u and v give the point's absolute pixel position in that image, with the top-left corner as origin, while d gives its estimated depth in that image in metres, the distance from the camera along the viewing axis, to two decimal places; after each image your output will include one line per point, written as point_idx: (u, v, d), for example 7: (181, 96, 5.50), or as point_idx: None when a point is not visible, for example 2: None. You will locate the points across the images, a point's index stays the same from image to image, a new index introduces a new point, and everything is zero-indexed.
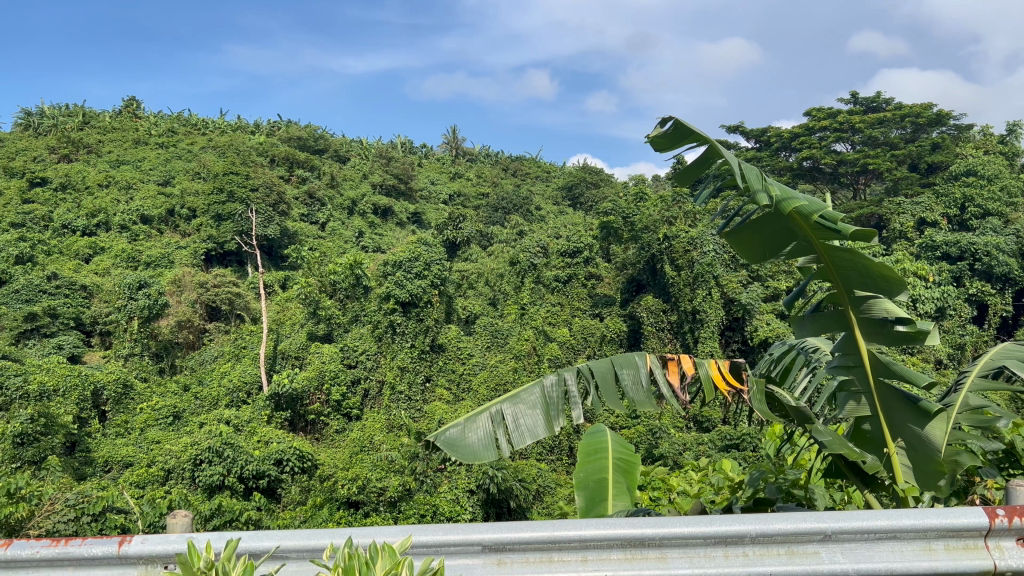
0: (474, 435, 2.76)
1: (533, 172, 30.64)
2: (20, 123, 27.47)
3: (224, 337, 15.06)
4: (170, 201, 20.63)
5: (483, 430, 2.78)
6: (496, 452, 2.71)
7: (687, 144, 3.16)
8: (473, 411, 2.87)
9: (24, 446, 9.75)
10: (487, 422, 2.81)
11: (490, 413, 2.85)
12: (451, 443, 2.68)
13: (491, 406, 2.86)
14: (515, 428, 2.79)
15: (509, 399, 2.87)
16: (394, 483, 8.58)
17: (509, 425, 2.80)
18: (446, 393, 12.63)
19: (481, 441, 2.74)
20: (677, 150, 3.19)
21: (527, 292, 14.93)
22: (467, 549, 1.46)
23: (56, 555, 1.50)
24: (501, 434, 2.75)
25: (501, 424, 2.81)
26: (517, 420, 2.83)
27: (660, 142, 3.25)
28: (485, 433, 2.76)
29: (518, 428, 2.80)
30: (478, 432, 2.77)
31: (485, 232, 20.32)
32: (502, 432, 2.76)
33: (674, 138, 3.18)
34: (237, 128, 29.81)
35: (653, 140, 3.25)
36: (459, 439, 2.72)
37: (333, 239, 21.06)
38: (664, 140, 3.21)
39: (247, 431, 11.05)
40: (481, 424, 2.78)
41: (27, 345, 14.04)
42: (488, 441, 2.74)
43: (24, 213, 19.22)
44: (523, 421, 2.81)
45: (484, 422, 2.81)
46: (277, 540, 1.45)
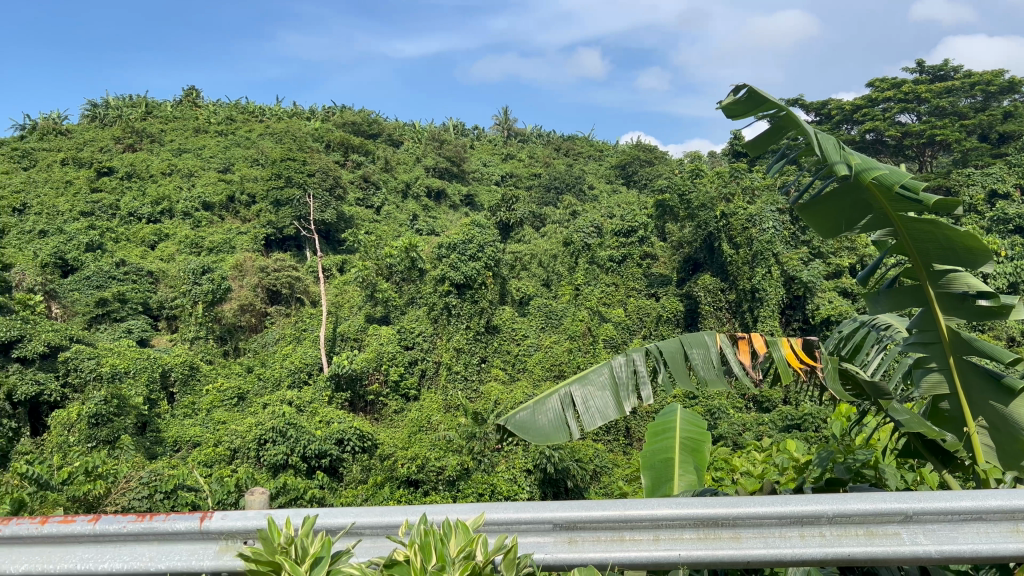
0: (544, 417, 2.83)
1: (585, 151, 30.44)
2: (87, 115, 28.41)
3: (285, 320, 15.41)
4: (230, 188, 21.07)
5: (553, 413, 2.84)
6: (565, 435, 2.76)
7: (761, 110, 3.09)
8: (546, 393, 2.93)
9: (99, 427, 10.11)
10: (557, 404, 2.86)
11: (560, 395, 2.89)
12: (520, 427, 2.77)
13: (562, 388, 2.90)
14: (584, 410, 2.82)
15: (579, 380, 2.90)
16: (452, 463, 8.65)
17: (579, 407, 2.83)
18: (502, 373, 12.69)
19: (551, 422, 2.81)
20: (750, 119, 3.13)
21: (582, 272, 14.88)
22: (538, 528, 1.47)
23: (141, 530, 1.56)
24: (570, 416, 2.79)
25: (572, 407, 2.84)
26: (588, 401, 2.85)
27: (733, 110, 3.19)
28: (554, 415, 2.82)
29: (588, 409, 2.82)
30: (549, 414, 2.84)
31: (538, 213, 20.25)
32: (571, 414, 2.80)
33: (749, 105, 3.12)
34: (293, 115, 30.26)
35: (726, 107, 3.20)
36: (529, 421, 2.80)
37: (388, 222, 21.22)
38: (738, 106, 3.16)
39: (310, 412, 11.32)
40: (551, 407, 2.85)
41: (99, 329, 14.58)
42: (557, 423, 2.80)
43: (93, 202, 19.94)
44: (593, 402, 2.83)
45: (553, 405, 2.86)
46: (353, 516, 1.49)
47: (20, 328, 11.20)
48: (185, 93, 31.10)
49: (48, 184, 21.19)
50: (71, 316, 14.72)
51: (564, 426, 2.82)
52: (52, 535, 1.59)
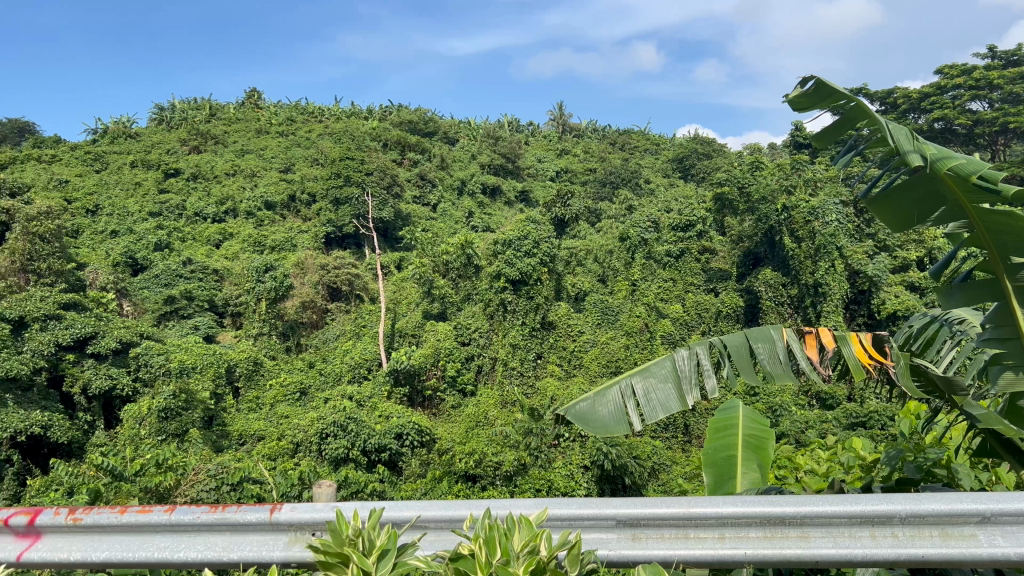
0: (605, 409, 2.83)
1: (642, 145, 30.13)
2: (155, 118, 29.36)
3: (345, 316, 15.66)
4: (291, 187, 21.50)
5: (613, 405, 2.84)
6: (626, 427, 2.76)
7: (829, 103, 3.03)
8: (605, 385, 2.93)
9: (168, 420, 10.44)
10: (618, 396, 2.86)
11: (619, 387, 2.89)
12: (581, 417, 2.78)
13: (621, 380, 2.91)
14: (646, 403, 2.82)
15: (639, 373, 2.90)
16: (509, 458, 8.68)
17: (640, 399, 2.83)
18: (557, 369, 12.70)
19: (612, 414, 2.82)
20: (816, 111, 3.07)
21: (639, 268, 14.76)
22: (601, 524, 1.48)
23: (215, 520, 1.63)
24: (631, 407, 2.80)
25: (632, 399, 2.85)
26: (650, 394, 2.84)
27: (800, 102, 3.14)
28: (616, 407, 2.83)
29: (650, 402, 2.83)
30: (610, 405, 2.84)
31: (594, 208, 20.10)
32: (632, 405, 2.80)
33: (816, 98, 3.06)
34: (351, 114, 30.70)
35: (792, 100, 3.14)
36: (590, 413, 2.81)
37: (443, 219, 21.34)
38: (805, 99, 3.10)
39: (369, 407, 11.49)
40: (612, 398, 2.85)
41: (168, 326, 15.07)
42: (618, 415, 2.80)
43: (161, 203, 20.61)
44: (655, 395, 2.83)
45: (613, 396, 2.86)
46: (418, 509, 1.52)
47: (94, 325, 11.56)
48: (248, 95, 31.85)
49: (119, 185, 22.00)
50: (141, 313, 15.27)
51: (625, 418, 2.82)
52: (131, 523, 1.67)
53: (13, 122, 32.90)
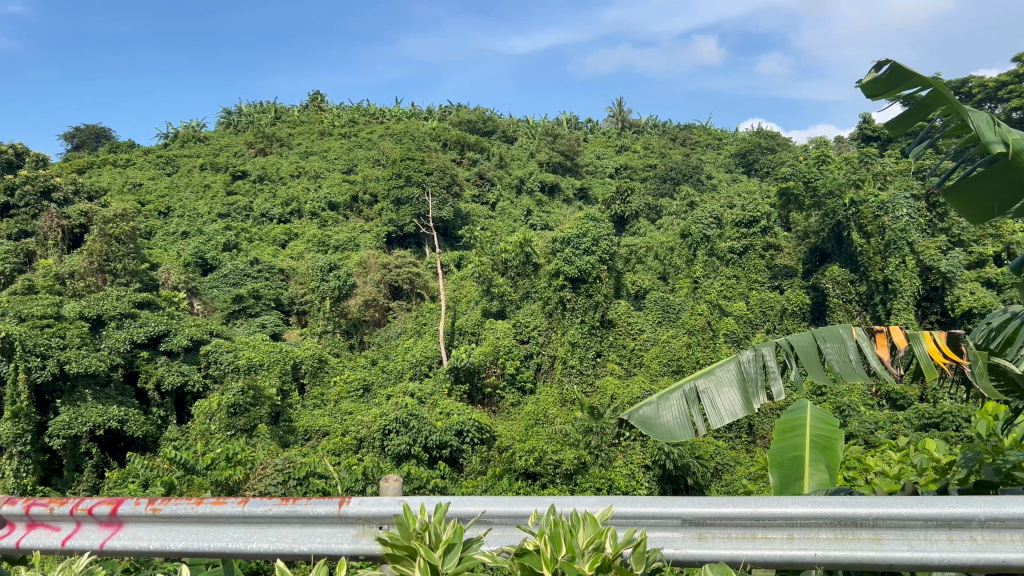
0: (669, 413, 2.82)
1: (703, 140, 29.70)
2: (223, 122, 30.21)
3: (406, 314, 15.81)
4: (354, 188, 21.84)
5: (676, 410, 2.82)
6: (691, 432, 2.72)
7: (905, 88, 2.96)
8: (667, 389, 2.93)
9: (237, 415, 10.74)
10: (682, 400, 2.85)
11: (682, 391, 2.88)
12: (645, 423, 2.77)
13: (685, 384, 2.90)
14: (711, 408, 2.81)
15: (703, 376, 2.89)
16: (569, 456, 8.67)
17: (706, 404, 2.82)
18: (617, 367, 12.63)
19: (676, 419, 2.81)
20: (891, 97, 3.00)
21: (701, 266, 14.66)
22: (667, 523, 1.53)
23: (286, 512, 1.70)
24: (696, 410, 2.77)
25: (697, 403, 2.83)
26: (715, 398, 2.81)
27: (874, 87, 3.07)
28: (680, 412, 2.81)
29: (716, 406, 2.81)
30: (673, 410, 2.83)
31: (654, 205, 19.89)
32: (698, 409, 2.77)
33: (891, 81, 2.99)
34: (411, 115, 31.03)
35: (865, 85, 3.08)
36: (654, 418, 2.80)
37: (502, 218, 21.39)
38: (879, 83, 3.03)
39: (431, 403, 11.65)
40: (676, 403, 2.84)
41: (237, 324, 15.50)
42: (682, 420, 2.77)
43: (229, 205, 21.23)
44: (721, 399, 2.81)
45: (676, 401, 2.85)
46: (483, 505, 1.56)
47: (167, 323, 11.96)
48: (311, 98, 32.51)
49: (189, 188, 22.71)
50: (211, 311, 15.74)
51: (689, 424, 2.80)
52: (207, 514, 1.75)
53: (91, 128, 34.25)
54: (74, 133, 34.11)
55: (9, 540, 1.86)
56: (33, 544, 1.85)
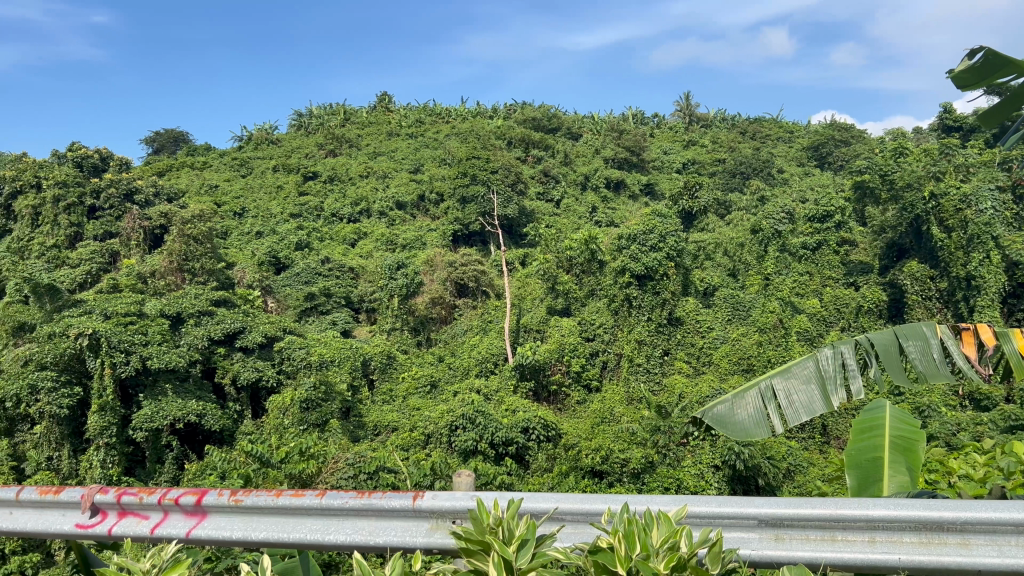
0: (745, 412, 3.15)
1: (774, 133, 29.03)
2: (295, 124, 30.99)
3: (472, 312, 15.89)
4: (421, 187, 22.08)
5: (754, 405, 3.16)
6: (767, 428, 3.08)
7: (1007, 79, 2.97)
8: (745, 387, 3.24)
9: (309, 410, 11.00)
10: (758, 399, 3.17)
11: (760, 387, 3.21)
12: (722, 422, 3.12)
13: (763, 380, 3.22)
14: (788, 406, 3.11)
15: (781, 375, 3.18)
16: (637, 455, 8.61)
17: (783, 402, 3.13)
18: (686, 366, 12.49)
19: (752, 418, 3.14)
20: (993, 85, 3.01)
21: (772, 261, 14.33)
22: (744, 524, 1.69)
23: (362, 506, 1.83)
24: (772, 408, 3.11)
25: (774, 401, 3.15)
26: (791, 395, 3.13)
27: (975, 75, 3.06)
28: (756, 411, 3.14)
29: (792, 404, 3.11)
30: (749, 409, 3.16)
31: (723, 199, 19.54)
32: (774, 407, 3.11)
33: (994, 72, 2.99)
34: (476, 113, 31.20)
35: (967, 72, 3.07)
36: (731, 417, 3.15)
37: (567, 215, 21.30)
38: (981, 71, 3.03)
39: (496, 401, 11.72)
40: (752, 402, 3.17)
41: (309, 321, 15.86)
42: (759, 416, 3.12)
43: (301, 206, 21.78)
44: (797, 398, 3.11)
45: (753, 397, 3.19)
46: (555, 502, 1.65)
47: (242, 321, 12.35)
48: (379, 99, 33.03)
49: (262, 189, 23.37)
50: (284, 309, 16.15)
51: (767, 418, 3.15)
52: (286, 506, 1.87)
53: (170, 132, 35.53)
54: (154, 138, 35.44)
55: (102, 527, 2.01)
56: (124, 532, 1.98)
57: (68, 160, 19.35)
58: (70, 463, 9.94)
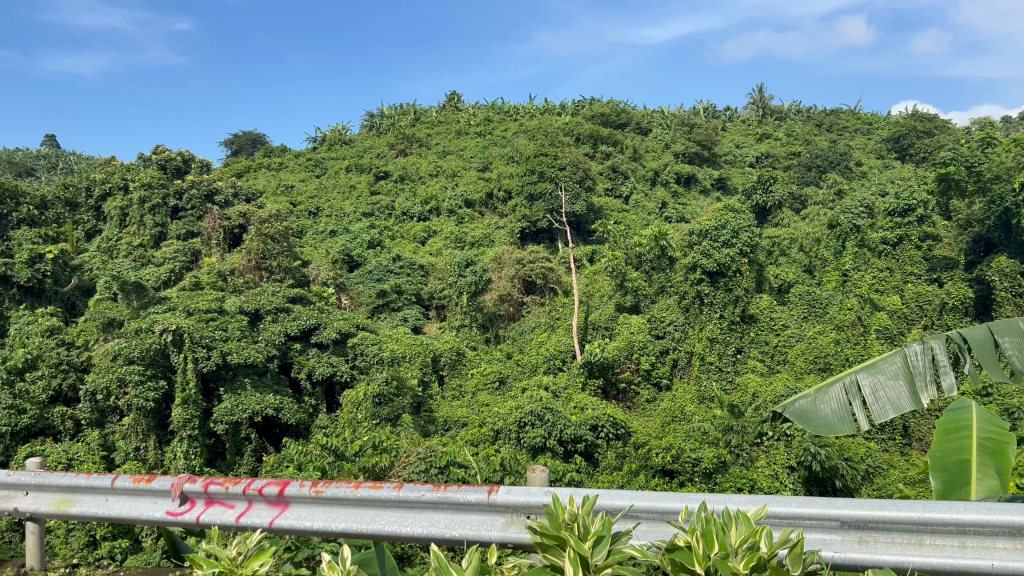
0: (829, 408, 3.24)
1: (852, 125, 28.14)
2: (367, 124, 31.63)
3: (540, 309, 15.92)
4: (490, 185, 22.16)
5: (838, 401, 3.26)
6: (850, 424, 3.16)
7: None
8: (830, 382, 3.33)
9: (382, 405, 11.20)
10: (842, 394, 3.26)
11: (846, 382, 3.29)
12: (804, 416, 3.22)
13: (848, 375, 3.29)
14: (874, 402, 3.15)
15: (867, 370, 3.24)
16: (709, 455, 8.47)
17: (868, 397, 3.18)
18: (759, 364, 12.26)
19: (836, 413, 3.22)
20: None
21: (850, 257, 13.91)
22: (827, 525, 1.79)
23: (439, 498, 1.93)
24: (856, 404, 3.18)
25: (859, 396, 3.20)
26: (878, 391, 3.18)
27: None
28: (840, 406, 3.23)
29: (878, 399, 3.15)
30: (834, 404, 3.25)
31: (798, 193, 19.03)
32: (857, 403, 3.18)
33: None
34: (544, 110, 31.19)
35: None
36: (814, 412, 3.25)
37: (637, 211, 21.08)
38: None
39: (565, 398, 11.62)
40: (835, 398, 3.26)
41: (380, 318, 16.16)
42: (842, 412, 3.21)
43: (373, 205, 22.29)
44: (883, 392, 3.15)
45: (838, 393, 3.28)
46: (631, 499, 1.73)
47: (317, 318, 12.64)
48: (449, 98, 33.38)
49: (336, 189, 23.92)
50: (357, 306, 16.48)
51: (852, 414, 3.23)
52: (364, 498, 1.98)
53: (248, 135, 36.74)
54: (233, 140, 36.67)
55: (190, 515, 2.10)
56: (211, 520, 2.08)
57: (153, 162, 20.21)
58: (156, 454, 10.36)
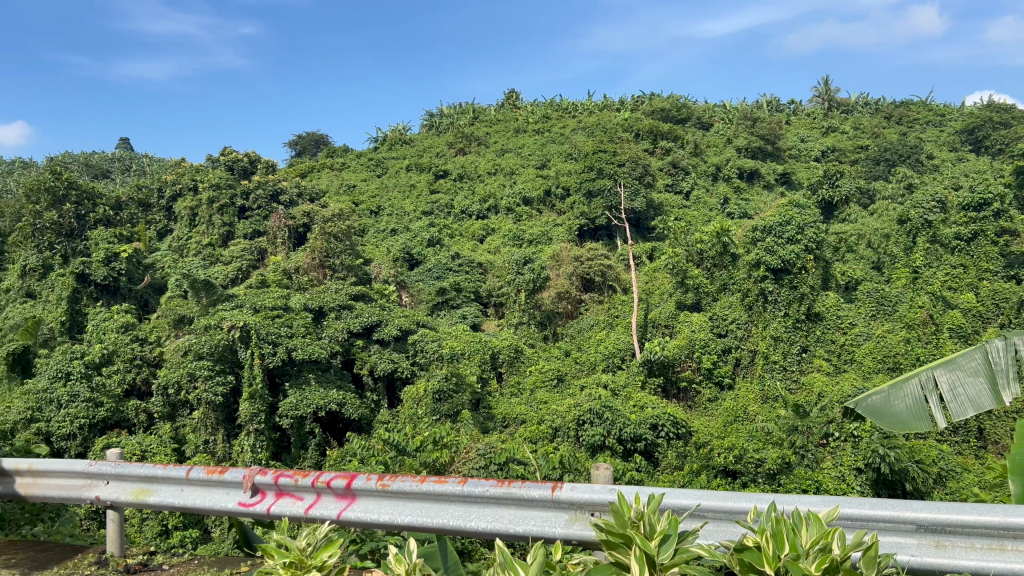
0: (904, 403, 3.17)
1: (923, 117, 27.23)
2: (426, 124, 31.95)
3: (598, 307, 15.84)
4: (548, 181, 22.10)
5: (913, 398, 3.18)
6: (927, 422, 3.09)
7: None
8: (905, 377, 3.24)
9: (441, 401, 11.30)
10: (918, 390, 3.18)
11: (922, 378, 3.21)
12: (878, 412, 3.16)
13: (924, 371, 3.20)
14: (952, 400, 3.07)
15: (945, 365, 3.15)
16: (773, 455, 8.32)
17: (946, 394, 3.10)
18: (825, 363, 11.96)
19: (911, 410, 3.15)
20: None
21: (921, 253, 13.46)
22: (901, 529, 1.80)
23: (502, 494, 1.95)
24: (933, 401, 3.10)
25: (936, 392, 3.13)
26: (956, 388, 3.10)
27: None
28: (915, 402, 3.15)
29: (957, 397, 3.07)
30: (908, 400, 3.17)
31: (866, 188, 18.49)
32: (935, 400, 3.10)
33: None
34: (603, 106, 31.01)
35: None
36: (887, 407, 3.17)
37: (698, 207, 20.78)
38: None
39: (624, 397, 11.49)
40: (911, 393, 3.18)
41: (440, 315, 16.33)
42: (918, 410, 3.13)
43: (432, 204, 22.54)
44: (963, 390, 3.07)
45: (914, 389, 3.20)
46: (697, 498, 1.75)
47: (379, 315, 12.83)
48: (507, 96, 33.46)
49: (397, 188, 24.24)
50: (417, 303, 16.67)
51: (927, 411, 3.15)
52: (429, 492, 2.01)
53: (311, 136, 37.47)
54: (297, 141, 37.47)
55: (261, 507, 2.16)
56: (281, 511, 2.14)
57: (221, 163, 20.80)
58: (224, 447, 10.66)
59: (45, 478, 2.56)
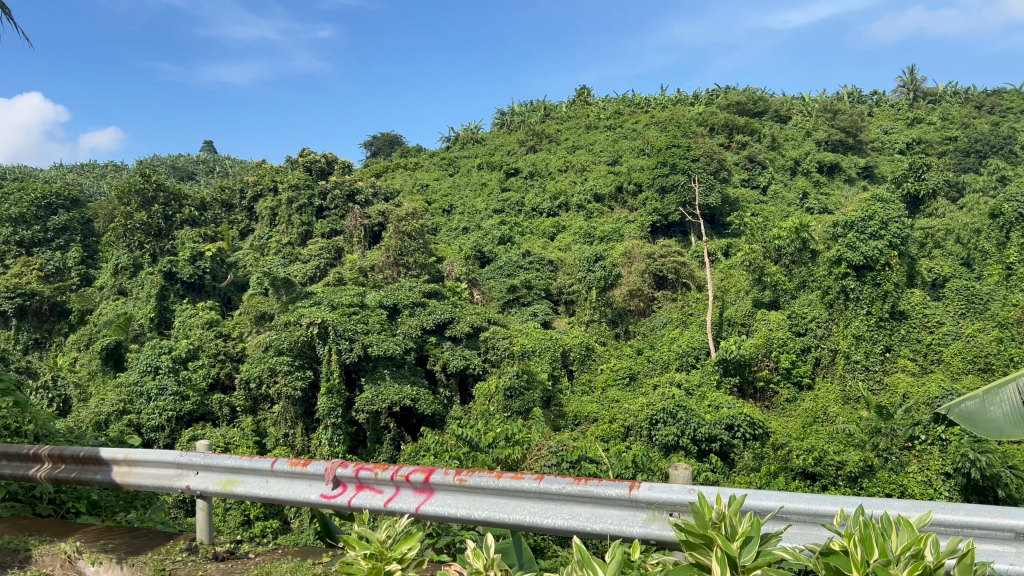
0: (997, 409, 3.05)
1: (1018, 105, 25.90)
2: (498, 122, 32.16)
3: (672, 304, 15.60)
4: (619, 178, 21.55)
5: (1010, 403, 3.03)
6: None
7: None
8: (1002, 380, 3.10)
9: (513, 398, 11.32)
10: (1013, 395, 3.04)
11: (1019, 382, 3.05)
12: (969, 418, 3.06)
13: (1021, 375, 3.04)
14: None
15: None
16: (854, 458, 8.07)
17: None
18: (911, 363, 11.53)
19: (1005, 416, 3.02)
20: None
21: (1015, 248, 12.79)
22: (998, 536, 1.73)
23: (579, 492, 1.96)
24: None
25: None
26: None
27: None
28: (1010, 407, 3.02)
29: None
30: (1003, 405, 3.05)
31: (955, 180, 17.71)
32: None
33: None
34: (677, 101, 30.58)
35: None
36: (979, 413, 3.07)
37: (775, 202, 20.28)
38: None
39: (698, 396, 11.29)
40: (1006, 398, 3.05)
41: (512, 312, 16.43)
42: (1014, 415, 2.99)
43: (503, 202, 22.70)
44: None
45: (1011, 394, 3.04)
46: (780, 501, 1.73)
47: (451, 312, 12.98)
48: (578, 93, 33.33)
49: (469, 187, 24.50)
50: (488, 300, 16.79)
51: None
52: (506, 488, 2.03)
53: (386, 136, 38.14)
54: (373, 141, 38.22)
55: (342, 499, 2.22)
56: (362, 503, 2.19)
57: (300, 164, 21.40)
58: (303, 440, 10.96)
59: (140, 467, 2.68)
